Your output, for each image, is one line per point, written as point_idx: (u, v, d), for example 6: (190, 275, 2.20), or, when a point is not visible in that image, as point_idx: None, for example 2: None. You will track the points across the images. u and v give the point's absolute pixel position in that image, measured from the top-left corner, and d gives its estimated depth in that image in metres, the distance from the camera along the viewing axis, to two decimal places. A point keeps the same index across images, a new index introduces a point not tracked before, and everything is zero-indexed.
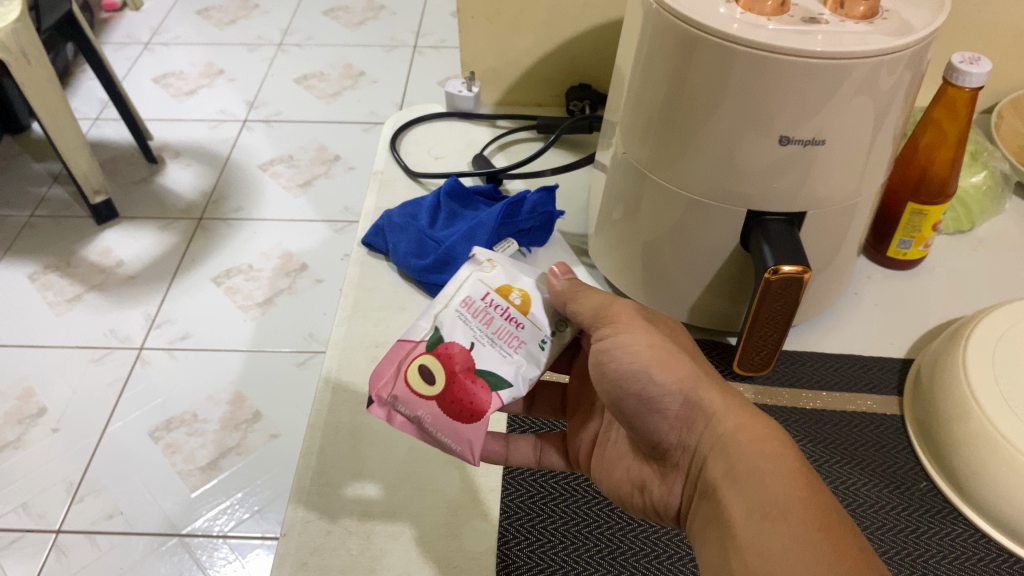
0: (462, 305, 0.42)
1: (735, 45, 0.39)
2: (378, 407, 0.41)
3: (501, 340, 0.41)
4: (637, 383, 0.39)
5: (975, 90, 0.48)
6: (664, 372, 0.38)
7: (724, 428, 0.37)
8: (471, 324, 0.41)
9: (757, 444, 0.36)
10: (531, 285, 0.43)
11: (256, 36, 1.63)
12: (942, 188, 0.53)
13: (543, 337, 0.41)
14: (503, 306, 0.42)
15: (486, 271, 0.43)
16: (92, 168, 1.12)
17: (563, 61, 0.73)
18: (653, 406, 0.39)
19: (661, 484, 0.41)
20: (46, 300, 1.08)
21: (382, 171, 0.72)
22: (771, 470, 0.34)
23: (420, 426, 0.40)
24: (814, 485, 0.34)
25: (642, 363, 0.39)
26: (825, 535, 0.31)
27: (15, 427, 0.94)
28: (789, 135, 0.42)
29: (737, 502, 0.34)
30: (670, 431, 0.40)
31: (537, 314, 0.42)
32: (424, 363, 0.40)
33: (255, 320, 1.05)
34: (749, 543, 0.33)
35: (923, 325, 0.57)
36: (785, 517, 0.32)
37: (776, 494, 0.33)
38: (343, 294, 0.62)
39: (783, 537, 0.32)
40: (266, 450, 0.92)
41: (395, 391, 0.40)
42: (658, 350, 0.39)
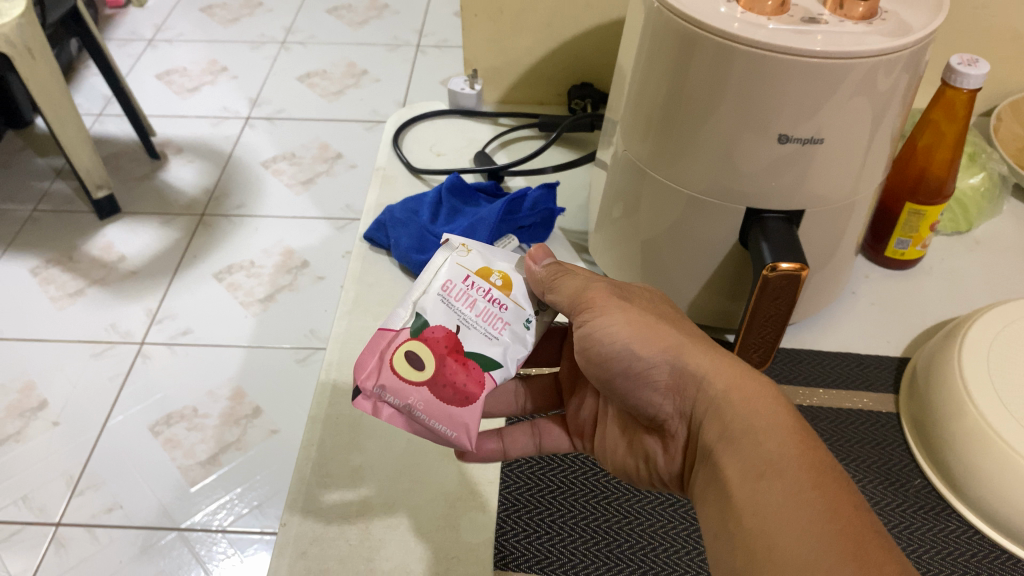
0: (442, 289, 0.42)
1: (735, 44, 0.39)
2: (365, 399, 0.39)
3: (486, 323, 0.41)
4: (624, 361, 0.40)
5: (973, 91, 0.49)
6: (646, 345, 0.39)
7: (716, 388, 0.37)
8: (454, 307, 0.41)
9: (749, 400, 0.36)
10: (509, 269, 0.43)
11: (260, 34, 1.63)
12: (939, 188, 0.53)
13: (528, 317, 0.42)
14: (485, 288, 0.42)
15: (463, 255, 0.43)
16: (95, 163, 1.13)
17: (565, 60, 0.74)
18: (643, 380, 0.40)
19: (665, 456, 0.42)
20: (48, 295, 1.08)
21: (384, 167, 0.73)
22: (765, 428, 0.34)
23: (412, 414, 0.39)
24: (808, 442, 0.34)
25: (624, 341, 0.39)
26: (821, 493, 0.31)
27: (15, 420, 0.94)
28: (788, 134, 0.42)
29: (732, 465, 0.35)
30: (664, 401, 0.40)
31: (518, 295, 0.42)
32: (409, 349, 0.40)
33: (256, 316, 1.05)
34: (745, 505, 0.33)
35: (920, 324, 0.57)
36: (780, 476, 0.33)
37: (770, 453, 0.33)
38: (344, 288, 0.63)
39: (779, 497, 0.32)
40: (265, 446, 0.92)
41: (382, 381, 0.39)
42: (637, 325, 0.39)
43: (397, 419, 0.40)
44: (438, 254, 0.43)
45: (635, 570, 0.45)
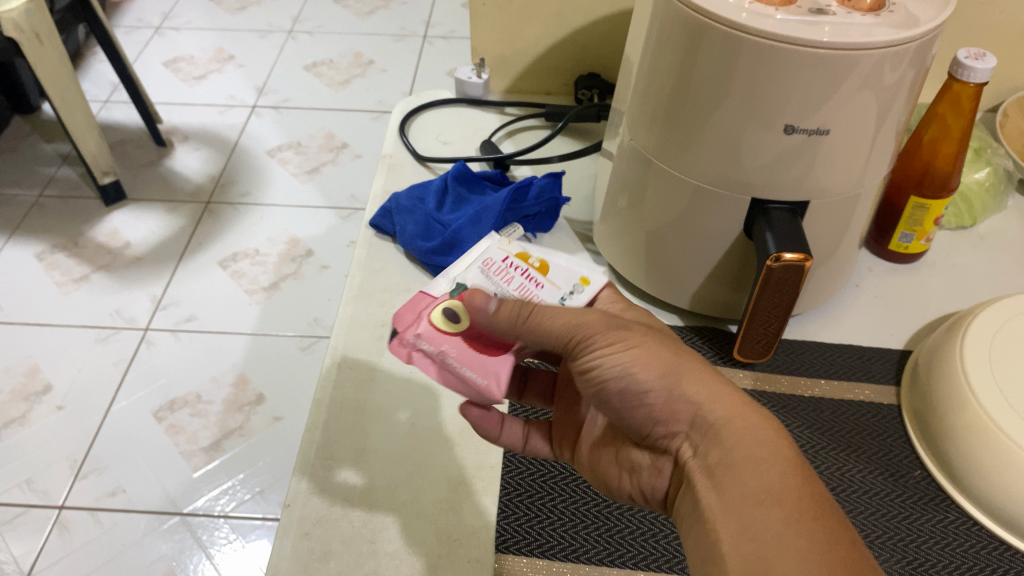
0: (483, 266, 0.43)
1: (743, 34, 0.39)
2: (399, 344, 0.40)
3: (521, 297, 0.41)
4: (619, 380, 0.39)
5: (980, 85, 0.49)
6: (645, 369, 0.38)
7: (716, 415, 0.37)
8: (492, 280, 0.42)
9: (749, 427, 0.36)
10: (548, 255, 0.44)
11: (267, 23, 1.63)
12: (944, 182, 0.53)
13: (564, 296, 0.42)
14: (523, 268, 0.43)
15: (505, 243, 0.44)
16: (101, 149, 1.13)
17: (572, 50, 0.74)
18: (637, 400, 0.39)
19: (652, 472, 0.42)
20: (53, 280, 1.09)
21: (391, 155, 0.73)
22: (766, 458, 0.35)
23: (443, 361, 0.40)
24: (807, 473, 0.34)
25: (623, 364, 0.38)
26: (819, 525, 0.32)
27: (20, 404, 0.95)
28: (794, 125, 0.42)
29: (727, 491, 0.35)
30: (658, 423, 0.39)
31: (556, 278, 0.43)
32: (450, 305, 0.41)
33: (260, 304, 1.05)
34: (737, 530, 0.33)
35: (922, 317, 0.58)
36: (779, 505, 0.33)
37: (770, 481, 0.34)
38: (349, 274, 0.63)
39: (776, 524, 0.32)
40: (268, 433, 0.93)
41: (419, 329, 0.40)
42: (637, 349, 0.39)
43: (429, 370, 0.41)
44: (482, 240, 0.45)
45: (634, 555, 0.45)
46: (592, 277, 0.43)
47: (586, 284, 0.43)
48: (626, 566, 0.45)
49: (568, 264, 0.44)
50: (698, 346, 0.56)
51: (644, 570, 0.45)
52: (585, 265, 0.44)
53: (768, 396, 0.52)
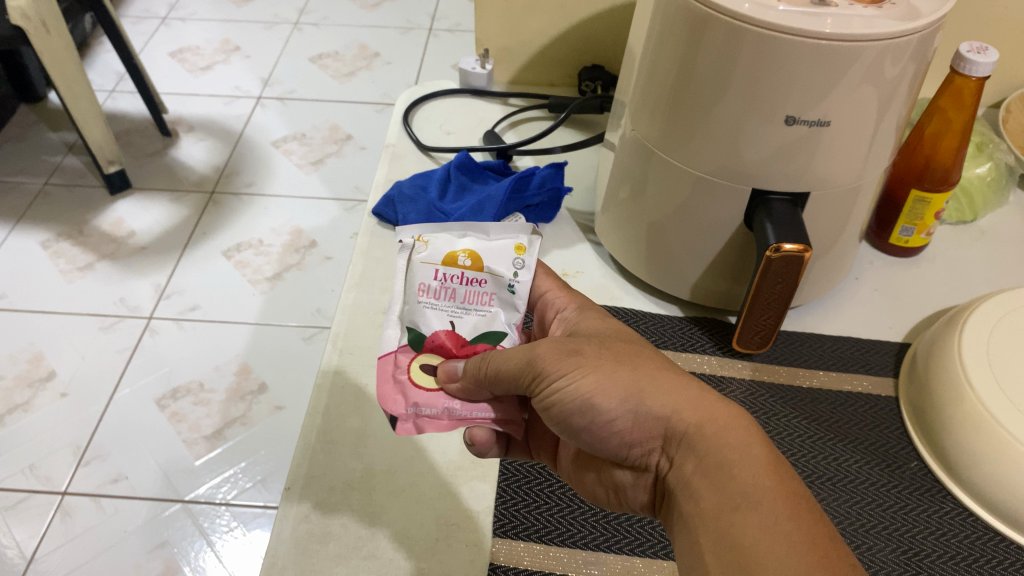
0: (421, 294, 0.46)
1: (745, 25, 0.40)
2: (406, 421, 0.42)
3: (473, 304, 0.46)
4: (585, 415, 0.38)
5: (982, 79, 0.49)
6: (607, 399, 0.38)
7: (685, 425, 0.37)
8: (439, 305, 0.45)
9: (722, 431, 0.36)
10: (471, 243, 0.47)
11: (273, 14, 1.64)
12: (946, 176, 0.53)
13: (509, 280, 0.46)
14: (458, 274, 0.46)
15: (424, 251, 0.47)
16: (106, 138, 1.14)
17: (576, 42, 0.74)
18: (606, 429, 0.39)
19: (635, 486, 0.42)
20: (58, 268, 1.09)
21: (394, 145, 0.73)
22: (740, 461, 0.35)
23: (453, 415, 0.42)
24: (781, 472, 0.34)
25: (585, 397, 0.38)
26: (796, 525, 0.32)
27: (25, 390, 0.95)
28: (795, 116, 0.42)
29: (707, 499, 0.35)
30: (632, 447, 0.39)
31: (492, 264, 0.46)
32: (421, 363, 0.44)
33: (263, 294, 1.06)
34: (719, 536, 0.33)
35: (921, 310, 0.58)
36: (755, 508, 0.33)
37: (745, 484, 0.34)
38: (353, 262, 0.63)
39: (754, 527, 0.33)
40: (270, 422, 0.93)
41: (414, 397, 0.43)
42: (595, 375, 0.38)
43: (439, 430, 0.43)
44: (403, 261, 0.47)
45: (630, 542, 0.46)
46: (525, 242, 0.47)
47: (522, 253, 0.47)
48: (622, 552, 0.45)
49: (498, 243, 0.47)
50: (698, 337, 0.56)
51: (641, 556, 0.45)
52: (510, 233, 0.48)
53: (765, 386, 0.53)
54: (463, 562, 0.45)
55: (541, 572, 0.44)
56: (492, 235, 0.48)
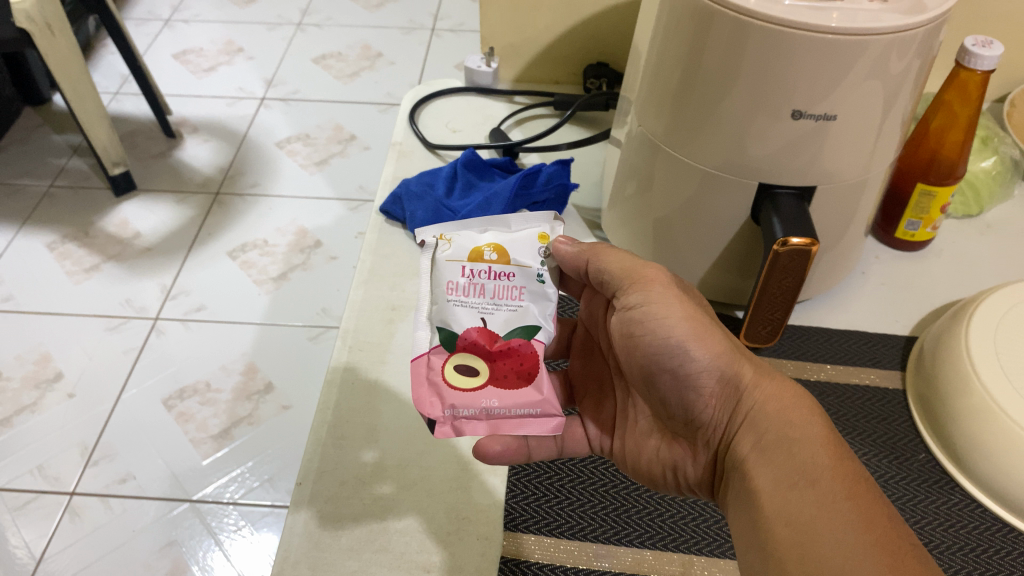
0: (450, 292, 0.44)
1: (752, 20, 0.40)
2: (445, 425, 0.42)
3: (503, 298, 0.44)
4: (674, 360, 0.40)
5: (987, 73, 0.49)
6: (701, 347, 0.40)
7: (755, 399, 0.39)
8: (469, 302, 0.44)
9: (784, 409, 0.38)
10: (494, 237, 0.46)
11: (276, 15, 1.64)
12: (951, 170, 0.53)
13: (537, 271, 0.45)
14: (485, 268, 0.45)
15: (446, 249, 0.46)
16: (111, 140, 1.14)
17: (581, 39, 0.74)
18: (688, 382, 0.40)
19: (694, 463, 0.43)
20: (64, 269, 1.10)
21: (401, 142, 0.74)
22: (801, 439, 0.37)
23: (493, 416, 0.42)
24: (841, 454, 0.36)
25: (679, 337, 0.40)
26: (854, 504, 0.33)
27: (32, 391, 0.96)
28: (803, 110, 0.43)
29: (765, 474, 0.36)
30: (706, 408, 0.40)
31: (518, 256, 0.45)
32: (455, 364, 0.43)
33: (269, 294, 1.06)
34: (776, 512, 0.34)
35: (928, 303, 0.58)
36: (813, 487, 0.34)
37: (804, 462, 0.35)
38: (360, 258, 0.64)
39: (811, 505, 0.34)
40: (277, 421, 0.93)
41: (452, 400, 0.42)
42: (693, 323, 0.40)
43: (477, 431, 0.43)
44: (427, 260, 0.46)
45: (641, 535, 0.46)
46: (549, 230, 0.47)
47: (547, 240, 0.46)
48: (632, 545, 0.45)
49: (522, 234, 0.47)
50: None
51: (655, 549, 0.45)
52: (533, 223, 0.47)
53: None
54: (475, 555, 0.46)
55: (551, 565, 0.45)
56: (515, 224, 0.47)
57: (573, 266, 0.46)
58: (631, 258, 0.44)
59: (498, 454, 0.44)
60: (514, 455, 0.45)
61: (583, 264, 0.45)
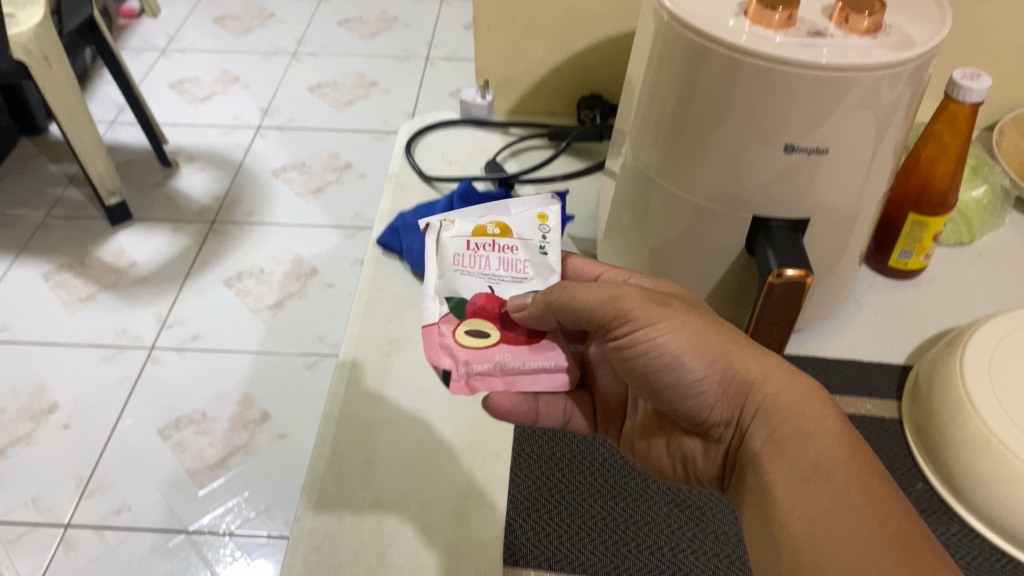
0: (457, 263, 0.46)
1: (743, 57, 0.40)
2: (462, 380, 0.42)
3: (509, 269, 0.46)
4: (672, 372, 0.39)
5: (976, 105, 0.49)
6: (695, 358, 0.39)
7: (764, 393, 0.39)
8: (477, 273, 0.46)
9: (797, 402, 0.39)
10: (496, 215, 0.49)
11: (272, 44, 1.65)
12: (942, 200, 0.54)
13: (538, 244, 0.48)
14: (489, 242, 0.47)
15: (451, 227, 0.48)
16: (107, 170, 1.15)
17: (575, 71, 0.75)
18: (691, 391, 0.40)
19: (705, 457, 0.44)
20: (60, 299, 1.10)
21: (397, 174, 0.74)
22: (814, 432, 0.37)
23: (506, 369, 0.43)
24: (854, 445, 0.36)
25: (675, 352, 0.39)
26: (867, 497, 0.34)
27: (27, 422, 0.95)
28: (794, 144, 0.43)
29: (780, 469, 0.37)
30: (713, 410, 0.41)
31: (520, 232, 0.48)
32: (467, 328, 0.44)
33: (264, 323, 1.06)
34: (791, 506, 0.35)
35: (923, 331, 0.58)
36: (827, 480, 0.35)
37: (818, 456, 0.36)
38: (357, 291, 0.64)
39: (825, 497, 0.34)
40: (273, 451, 0.93)
41: (465, 356, 0.42)
42: (686, 334, 0.39)
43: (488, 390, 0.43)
44: (432, 237, 0.47)
45: (642, 568, 0.46)
46: (547, 210, 0.49)
47: (547, 219, 0.49)
48: None
49: (522, 211, 0.49)
50: None
51: None
52: (533, 204, 0.49)
53: None
54: None
55: None
56: (514, 208, 0.49)
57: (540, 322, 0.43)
58: (608, 290, 0.41)
59: (509, 411, 0.45)
60: (523, 416, 0.46)
61: (549, 318, 0.43)
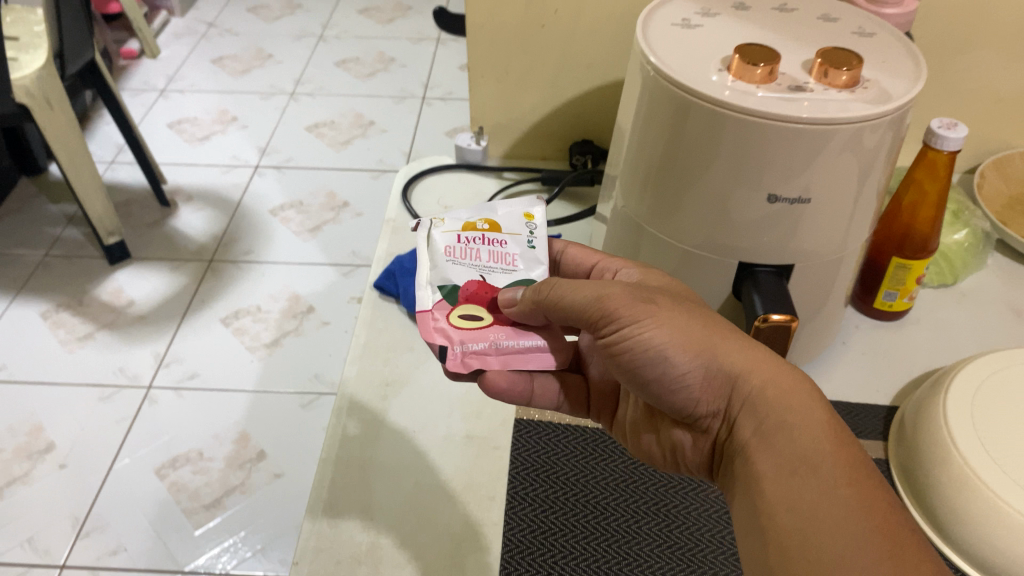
0: (448, 254, 0.47)
1: (727, 111, 0.42)
2: (458, 357, 0.43)
3: (498, 261, 0.48)
4: (658, 367, 0.40)
5: (953, 153, 0.51)
6: (681, 353, 0.39)
7: (752, 385, 0.39)
8: (466, 262, 0.47)
9: (783, 394, 0.39)
10: (485, 213, 0.50)
11: (271, 85, 1.68)
12: (924, 244, 0.55)
13: (526, 238, 0.49)
14: (478, 236, 0.49)
15: (441, 224, 0.49)
16: (107, 210, 1.16)
17: (567, 117, 0.77)
18: (677, 385, 0.40)
19: (694, 448, 0.44)
20: (58, 338, 1.11)
21: (394, 219, 0.76)
22: (800, 424, 0.37)
23: (501, 349, 0.44)
24: (841, 438, 0.36)
25: (659, 348, 0.39)
26: (854, 491, 0.34)
27: (23, 462, 0.96)
28: (777, 193, 0.45)
29: (767, 461, 0.37)
30: (700, 403, 0.41)
31: (508, 228, 0.49)
32: (460, 313, 0.45)
33: (261, 361, 1.07)
34: (779, 499, 0.36)
35: (908, 373, 0.59)
36: (814, 473, 0.35)
37: (805, 448, 0.36)
38: (355, 333, 0.65)
39: (813, 490, 0.35)
40: (269, 491, 0.93)
41: (461, 336, 0.44)
42: (671, 329, 0.39)
43: (485, 370, 0.44)
44: (422, 230, 0.48)
45: None
46: (533, 210, 0.50)
47: (532, 218, 0.50)
48: None
49: (510, 211, 0.50)
50: None
51: None
52: (517, 205, 0.51)
53: None
54: None
55: None
56: (501, 209, 0.50)
57: (530, 316, 0.44)
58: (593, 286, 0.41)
59: (505, 390, 0.44)
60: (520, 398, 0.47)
61: (539, 315, 0.43)
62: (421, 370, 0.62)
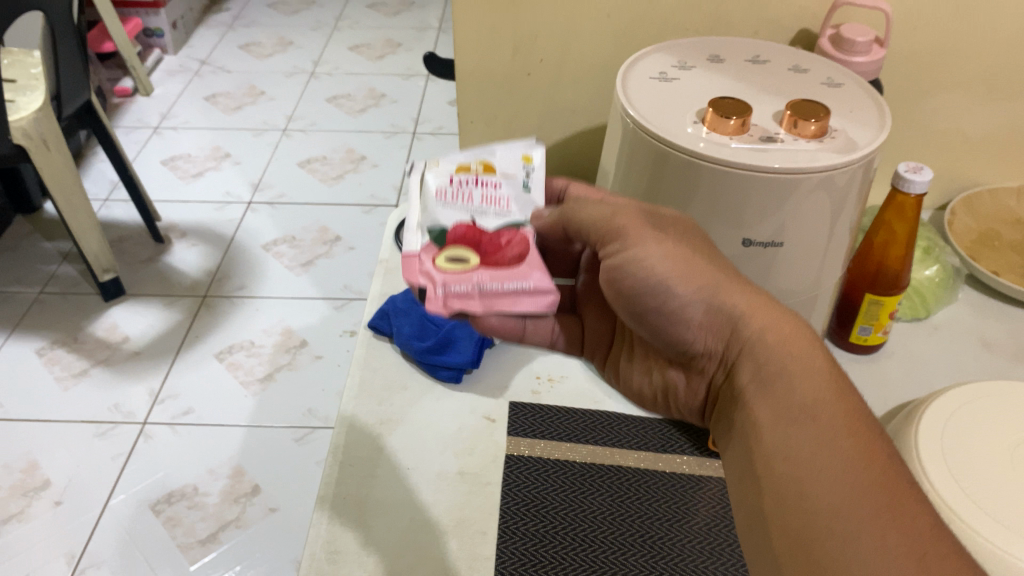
0: (438, 197, 0.45)
1: (701, 161, 0.45)
2: (439, 301, 0.42)
3: (490, 204, 0.46)
4: (659, 297, 0.42)
5: (920, 196, 0.54)
6: (684, 285, 0.41)
7: (751, 330, 0.41)
8: (456, 205, 0.45)
9: (784, 340, 0.40)
10: (481, 154, 0.48)
11: (262, 121, 1.71)
12: (896, 280, 0.58)
13: (522, 180, 0.47)
14: (472, 178, 0.46)
15: (436, 168, 0.47)
16: (102, 248, 1.18)
17: (553, 160, 0.79)
18: (678, 318, 0.42)
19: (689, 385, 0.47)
20: (53, 374, 1.12)
21: (387, 259, 0.78)
22: (800, 372, 0.38)
23: (484, 291, 0.42)
24: (840, 388, 0.37)
25: (661, 277, 0.41)
26: (852, 441, 0.35)
27: (19, 500, 0.96)
28: (751, 237, 0.47)
29: (765, 407, 0.39)
30: (700, 339, 0.43)
31: (503, 168, 0.47)
32: (448, 256, 0.44)
33: (256, 396, 1.09)
34: (777, 446, 0.37)
35: (883, 405, 0.62)
36: (812, 421, 0.37)
37: (804, 398, 0.37)
38: (349, 373, 0.67)
39: (810, 440, 0.36)
40: (264, 525, 0.94)
41: (444, 278, 0.42)
42: (675, 259, 0.41)
43: (468, 311, 0.43)
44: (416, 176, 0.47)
45: None
46: (532, 151, 0.48)
47: (531, 160, 0.48)
48: None
49: (508, 153, 0.48)
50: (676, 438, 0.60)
51: None
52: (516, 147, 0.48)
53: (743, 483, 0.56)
54: None
55: None
56: (498, 150, 0.48)
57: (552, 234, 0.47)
58: (602, 211, 0.44)
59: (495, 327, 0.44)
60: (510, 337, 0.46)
61: (561, 230, 0.46)
62: (415, 408, 0.64)
